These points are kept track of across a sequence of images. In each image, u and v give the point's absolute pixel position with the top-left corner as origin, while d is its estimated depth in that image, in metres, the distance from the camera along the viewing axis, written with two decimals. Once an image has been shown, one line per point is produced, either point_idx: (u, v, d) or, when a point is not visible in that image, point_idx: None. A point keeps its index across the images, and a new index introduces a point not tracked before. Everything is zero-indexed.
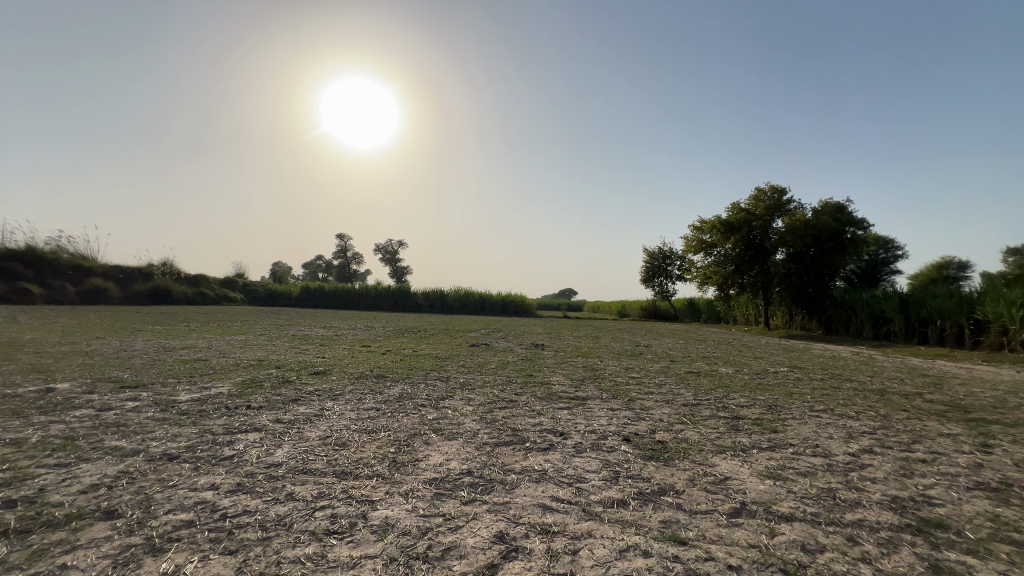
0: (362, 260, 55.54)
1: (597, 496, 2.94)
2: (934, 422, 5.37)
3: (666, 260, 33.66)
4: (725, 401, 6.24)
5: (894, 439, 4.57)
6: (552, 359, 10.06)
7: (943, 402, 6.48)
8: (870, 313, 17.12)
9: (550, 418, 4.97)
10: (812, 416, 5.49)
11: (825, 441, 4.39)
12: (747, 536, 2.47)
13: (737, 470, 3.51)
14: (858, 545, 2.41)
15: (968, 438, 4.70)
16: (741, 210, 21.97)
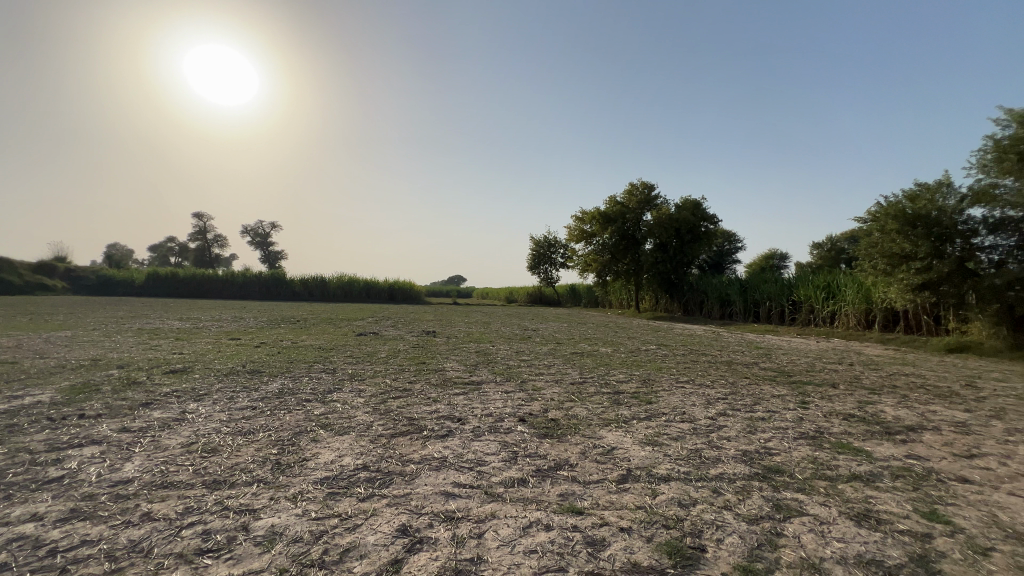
0: (226, 243, 49.30)
1: (497, 477, 2.99)
2: (768, 385, 6.46)
3: (550, 248, 35.30)
4: (607, 378, 6.79)
5: (741, 401, 5.39)
6: (444, 346, 10.02)
7: (773, 369, 7.82)
8: (718, 296, 19.85)
9: (446, 404, 4.93)
10: (678, 387, 6.23)
11: (690, 408, 5.00)
12: (634, 499, 2.70)
13: (621, 439, 3.83)
14: (721, 495, 2.78)
15: (793, 398, 5.70)
16: (618, 204, 23.83)
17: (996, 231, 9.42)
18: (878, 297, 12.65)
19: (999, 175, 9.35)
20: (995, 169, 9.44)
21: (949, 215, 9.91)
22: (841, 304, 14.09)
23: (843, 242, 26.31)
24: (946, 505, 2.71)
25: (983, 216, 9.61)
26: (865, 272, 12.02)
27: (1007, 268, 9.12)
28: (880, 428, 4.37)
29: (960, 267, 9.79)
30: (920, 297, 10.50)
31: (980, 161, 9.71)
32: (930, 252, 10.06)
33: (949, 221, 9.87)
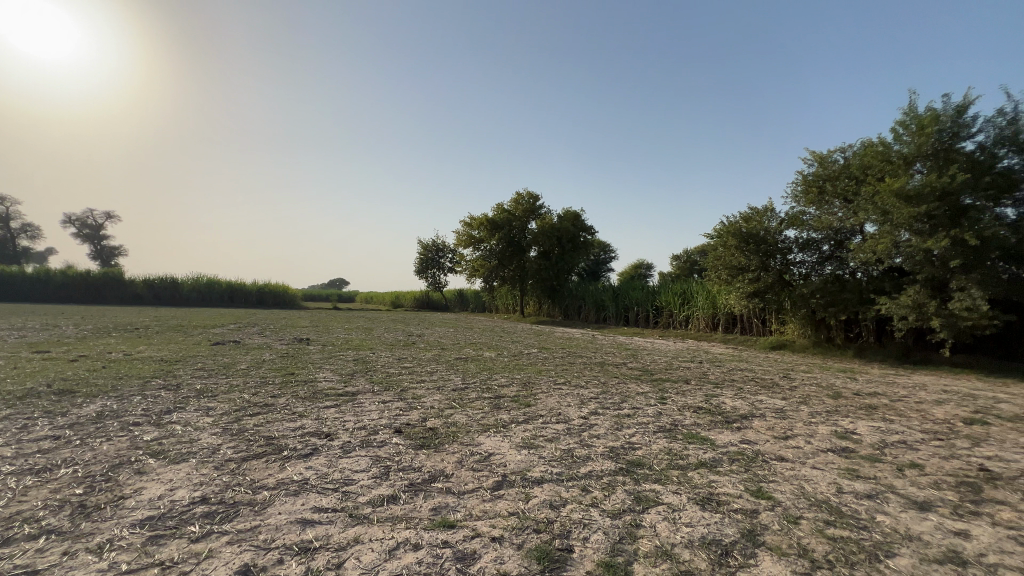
0: (36, 233, 40.17)
1: (365, 496, 2.77)
2: (634, 383, 7.04)
3: (438, 252, 34.87)
4: (489, 382, 6.82)
5: (610, 400, 5.78)
6: (318, 354, 9.24)
7: (638, 368, 8.57)
8: (594, 302, 21.45)
9: (313, 418, 4.49)
10: (555, 388, 6.48)
11: (565, 408, 5.21)
12: (508, 506, 2.69)
13: (499, 445, 3.83)
14: (589, 493, 2.90)
15: (653, 394, 6.28)
16: (505, 211, 24.42)
17: (804, 249, 11.50)
18: (721, 303, 14.69)
19: (806, 205, 11.47)
20: (803, 199, 11.57)
21: (772, 235, 11.87)
22: (693, 309, 16.09)
23: (695, 256, 30.14)
24: (769, 482, 3.15)
25: (795, 237, 11.66)
26: (712, 281, 13.85)
27: (811, 280, 11.22)
28: (721, 417, 5.00)
29: (780, 279, 11.80)
30: (752, 303, 12.44)
31: (793, 192, 11.80)
32: (758, 265, 11.96)
33: (772, 240, 11.82)
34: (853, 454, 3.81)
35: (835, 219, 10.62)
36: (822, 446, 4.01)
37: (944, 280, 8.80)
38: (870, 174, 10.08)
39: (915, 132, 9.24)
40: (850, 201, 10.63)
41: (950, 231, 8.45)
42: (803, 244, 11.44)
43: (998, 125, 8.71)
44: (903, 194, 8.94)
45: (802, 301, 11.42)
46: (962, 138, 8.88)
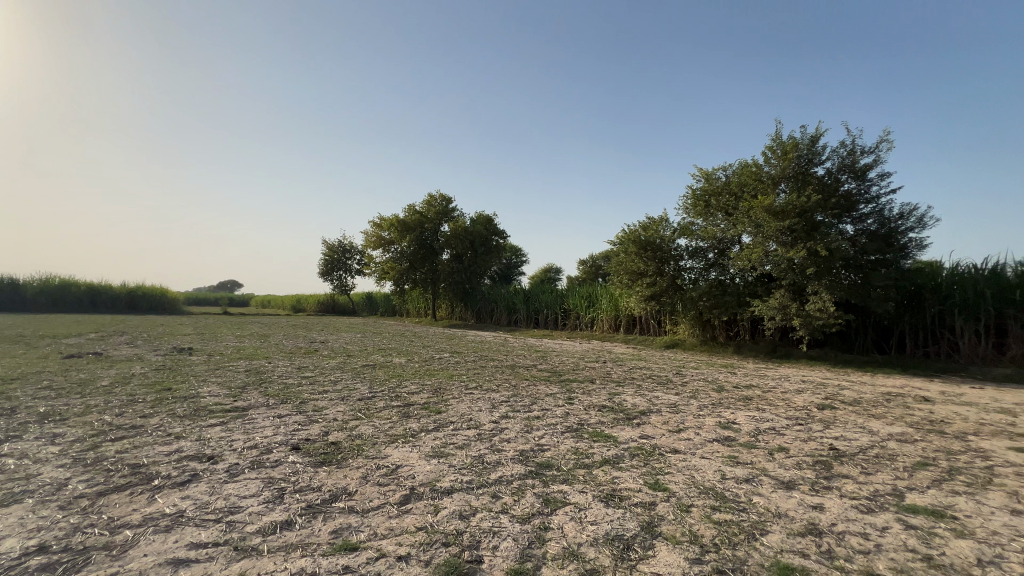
0: None
1: (255, 525, 2.50)
2: (544, 385, 7.23)
3: (345, 253, 33.11)
4: (398, 390, 6.57)
5: (521, 402, 5.86)
6: (202, 365, 8.26)
7: (547, 370, 8.81)
8: (506, 305, 21.79)
9: (194, 439, 3.98)
10: (466, 393, 6.43)
11: (477, 413, 5.18)
12: (416, 520, 2.59)
13: (407, 456, 3.68)
14: (499, 499, 2.89)
15: (561, 395, 6.49)
16: (416, 213, 23.85)
17: (693, 257, 12.66)
18: (623, 305, 15.66)
19: (694, 216, 12.65)
20: (692, 211, 12.74)
21: (666, 243, 12.92)
22: (598, 312, 16.97)
23: (600, 261, 31.82)
24: (664, 474, 3.38)
25: (686, 246, 12.79)
26: (614, 285, 14.72)
27: (698, 284, 12.39)
28: (623, 414, 5.30)
29: (673, 283, 12.88)
30: (650, 306, 13.43)
31: (684, 204, 12.95)
32: (655, 271, 12.95)
33: (667, 248, 12.86)
34: (734, 442, 4.24)
35: (718, 230, 11.84)
36: (709, 437, 4.41)
37: (802, 285, 10.21)
38: (746, 192, 11.38)
39: (781, 156, 10.62)
40: (730, 214, 11.93)
41: (807, 243, 9.83)
42: (693, 251, 12.59)
43: (842, 154, 10.31)
44: (771, 210, 10.23)
45: (691, 304, 12.55)
46: (816, 163, 10.39)
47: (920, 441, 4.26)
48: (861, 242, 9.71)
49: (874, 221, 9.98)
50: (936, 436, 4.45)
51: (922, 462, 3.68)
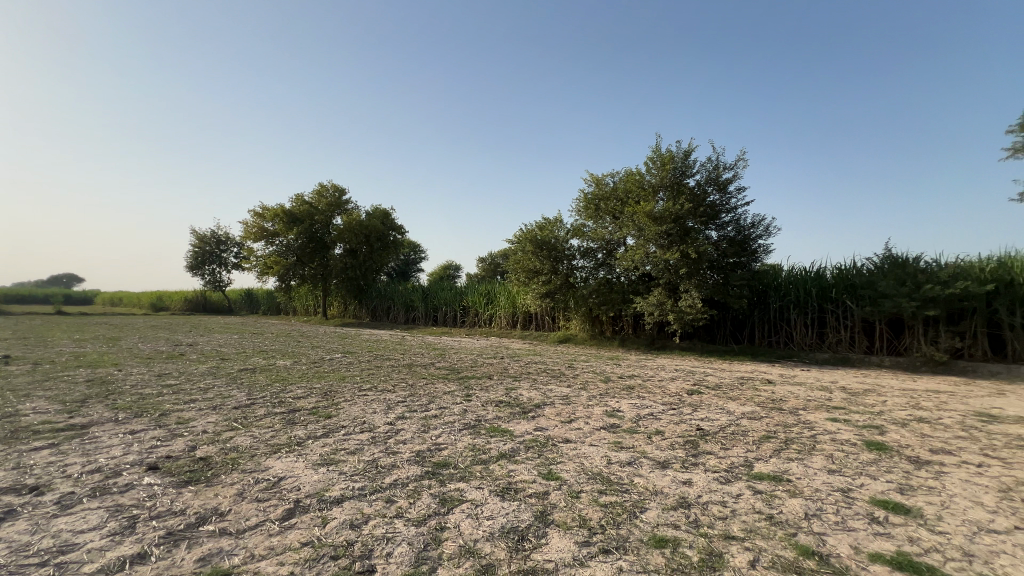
0: None
1: (97, 563, 2.13)
2: (441, 383, 7.15)
3: (219, 244, 29.54)
4: (282, 395, 6.03)
5: (418, 402, 5.73)
6: (24, 377, 6.79)
7: (445, 368, 8.74)
8: (403, 302, 21.17)
9: (11, 468, 3.26)
10: (360, 395, 6.12)
11: (370, 416, 4.96)
12: (301, 535, 2.40)
13: (292, 466, 3.40)
14: (394, 503, 2.80)
15: (459, 392, 6.48)
16: (305, 203, 22.10)
17: (584, 256, 13.42)
18: (520, 303, 16.10)
19: (586, 218, 13.43)
20: (584, 214, 13.50)
21: (560, 243, 13.56)
22: (496, 309, 17.23)
23: (498, 259, 32.29)
24: (557, 464, 3.54)
25: (578, 246, 13.53)
26: (512, 282, 15.06)
27: (589, 282, 13.18)
28: (519, 408, 5.45)
29: (566, 281, 13.54)
30: (545, 302, 13.98)
31: (577, 207, 13.68)
32: (550, 269, 13.51)
33: (560, 248, 13.48)
34: (619, 429, 4.59)
35: (607, 232, 12.72)
36: (597, 425, 4.72)
37: (676, 284, 11.40)
38: (631, 198, 12.35)
39: (660, 167, 11.73)
40: (617, 218, 12.87)
41: (680, 246, 10.98)
42: (584, 252, 13.35)
43: (708, 168, 11.68)
44: (652, 216, 11.25)
45: (582, 301, 13.31)
46: (688, 175, 11.65)
47: (765, 418, 5.00)
48: (722, 247, 11.08)
49: (732, 228, 11.46)
50: (776, 412, 5.26)
51: (767, 435, 4.32)
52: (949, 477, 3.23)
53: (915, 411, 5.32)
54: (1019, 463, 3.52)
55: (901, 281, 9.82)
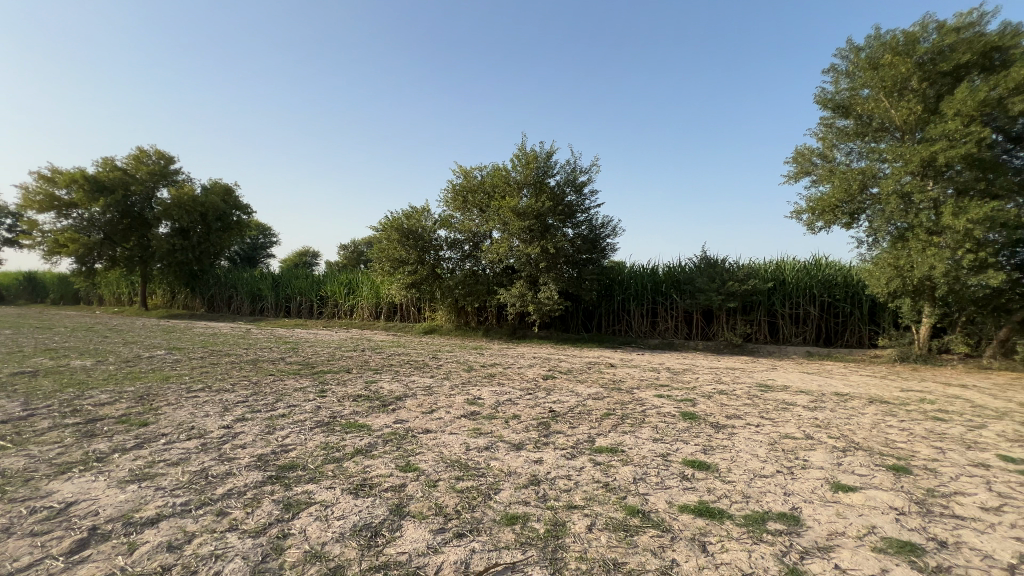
0: None
1: None
2: (292, 379, 6.54)
3: None
4: (77, 402, 4.90)
5: (262, 401, 5.15)
6: None
7: (298, 362, 8.02)
8: (249, 290, 18.85)
9: None
10: (187, 397, 5.27)
11: (201, 420, 4.31)
12: (97, 570, 1.99)
13: (88, 487, 2.80)
14: (227, 516, 2.49)
15: (313, 388, 6.00)
16: (116, 169, 18.20)
17: (451, 248, 13.44)
18: (384, 293, 15.48)
19: (453, 210, 13.44)
20: (451, 205, 13.50)
21: (427, 233, 13.35)
22: (358, 299, 16.33)
23: (362, 247, 30.53)
24: (415, 455, 3.51)
25: (445, 237, 13.49)
26: (376, 271, 14.39)
27: (455, 274, 13.22)
28: (378, 402, 5.25)
29: (432, 272, 13.41)
30: (411, 293, 13.69)
31: (445, 197, 13.60)
32: (416, 259, 13.24)
33: (427, 238, 13.29)
34: (478, 416, 4.72)
35: (473, 224, 12.93)
36: (457, 413, 4.80)
37: (536, 277, 12.10)
38: (497, 192, 12.69)
39: (524, 165, 12.27)
40: (484, 211, 13.13)
41: (540, 241, 11.68)
42: (451, 243, 13.36)
43: (566, 170, 12.57)
44: (516, 211, 11.74)
45: (448, 292, 13.32)
46: (549, 175, 12.41)
47: (606, 398, 5.61)
48: (577, 244, 12.05)
49: (586, 227, 12.50)
50: (616, 392, 5.94)
51: (607, 413, 4.86)
52: (737, 437, 4.01)
53: (718, 385, 6.48)
54: (782, 421, 4.53)
55: (712, 278, 11.78)
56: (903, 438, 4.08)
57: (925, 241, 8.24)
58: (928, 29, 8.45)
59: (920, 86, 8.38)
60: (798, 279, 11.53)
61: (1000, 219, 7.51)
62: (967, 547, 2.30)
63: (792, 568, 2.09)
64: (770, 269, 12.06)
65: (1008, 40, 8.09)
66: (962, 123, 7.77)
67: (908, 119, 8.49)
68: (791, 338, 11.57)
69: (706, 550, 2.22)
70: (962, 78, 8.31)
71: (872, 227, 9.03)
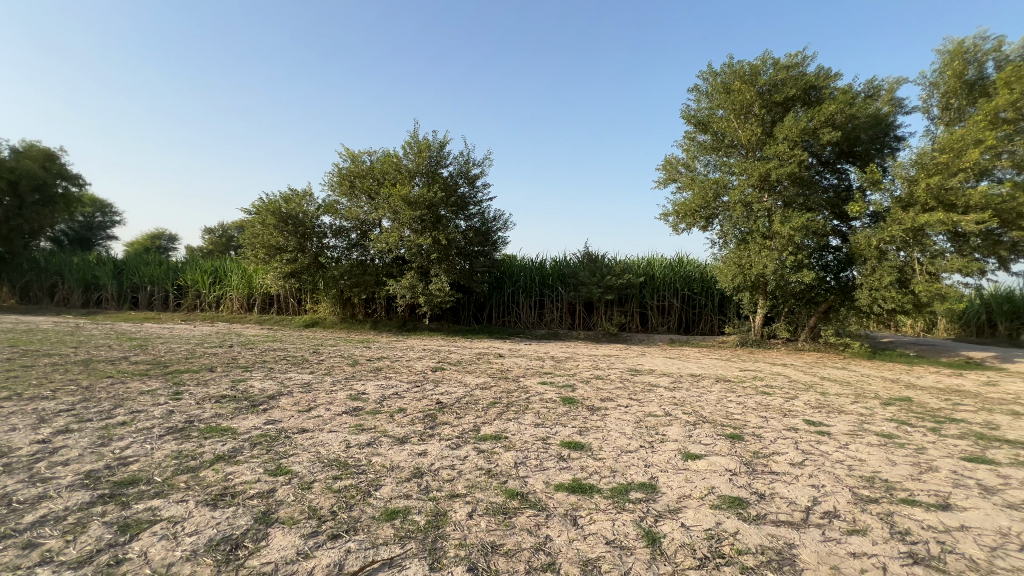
0: None
1: None
2: (137, 382, 5.62)
3: None
4: None
5: (95, 408, 4.36)
6: None
7: (145, 362, 6.92)
8: (80, 279, 15.70)
9: None
10: None
11: (4, 436, 3.51)
12: None
13: None
14: (38, 547, 2.08)
15: (164, 390, 5.23)
16: None
17: (336, 236, 12.63)
18: (258, 283, 14.03)
19: (339, 195, 12.63)
20: (337, 190, 12.66)
21: (309, 219, 12.36)
22: (227, 289, 14.58)
23: (232, 231, 27.23)
24: (288, 457, 3.26)
25: (330, 224, 12.63)
26: (248, 259, 12.97)
27: (341, 263, 12.45)
28: (247, 402, 4.76)
29: (315, 261, 12.47)
30: (289, 283, 12.58)
31: (330, 181, 12.71)
32: (296, 247, 12.19)
33: (309, 224, 12.31)
34: (361, 411, 4.53)
35: (361, 212, 12.29)
36: (338, 410, 4.54)
37: (427, 268, 11.91)
38: (387, 179, 12.17)
39: (417, 153, 11.96)
40: (373, 198, 12.54)
41: (432, 232, 11.50)
42: (336, 230, 12.55)
43: (460, 162, 12.53)
44: (407, 200, 11.42)
45: (333, 282, 12.52)
46: (442, 165, 12.26)
47: (494, 387, 5.75)
48: (469, 236, 12.10)
49: (478, 220, 12.57)
50: (503, 381, 6.12)
51: (493, 402, 4.98)
52: (609, 418, 4.38)
53: (595, 371, 7.01)
54: (646, 401, 5.06)
55: (593, 273, 12.67)
56: (739, 410, 4.82)
57: (761, 244, 9.75)
58: (767, 64, 9.95)
59: (760, 112, 9.86)
60: (665, 275, 12.91)
61: (812, 228, 9.17)
62: (778, 497, 2.79)
63: (647, 531, 2.35)
64: (642, 265, 13.31)
65: (822, 81, 9.87)
66: (788, 146, 9.31)
67: (751, 139, 9.91)
68: (657, 327, 12.95)
69: (576, 524, 2.40)
70: (790, 108, 9.94)
71: (722, 231, 10.42)
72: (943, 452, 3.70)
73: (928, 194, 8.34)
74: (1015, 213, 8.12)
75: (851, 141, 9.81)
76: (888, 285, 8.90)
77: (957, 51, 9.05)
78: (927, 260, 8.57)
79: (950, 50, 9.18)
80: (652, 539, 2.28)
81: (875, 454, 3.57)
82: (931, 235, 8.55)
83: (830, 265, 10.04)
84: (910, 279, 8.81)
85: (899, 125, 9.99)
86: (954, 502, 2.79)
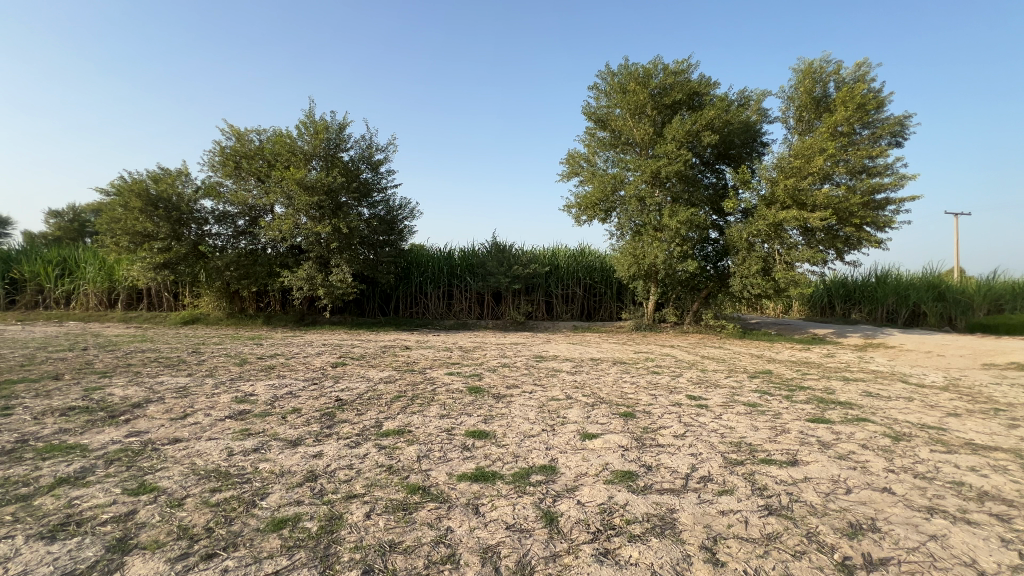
0: None
1: None
2: None
3: None
4: None
5: None
6: None
7: None
8: None
9: None
10: None
11: None
12: None
13: None
14: None
15: None
16: None
17: (219, 222, 11.33)
18: (122, 275, 12.15)
19: (223, 176, 11.35)
20: (220, 170, 11.36)
21: (184, 203, 10.91)
22: (80, 282, 12.43)
23: (88, 215, 23.12)
24: (155, 473, 2.86)
25: (211, 208, 11.29)
26: (107, 246, 11.17)
27: (225, 254, 11.23)
28: (104, 413, 4.11)
29: (194, 250, 11.09)
30: (161, 276, 11.07)
31: (211, 161, 11.37)
32: (169, 234, 10.76)
33: (186, 208, 10.90)
34: (249, 415, 4.12)
35: (249, 195, 11.14)
36: (220, 415, 4.09)
37: (327, 258, 11.17)
38: (279, 161, 11.15)
39: (313, 134, 11.12)
40: (263, 180, 11.43)
41: (332, 220, 10.81)
42: (219, 216, 11.25)
43: (361, 146, 11.87)
44: (303, 184, 10.60)
45: (216, 274, 11.24)
46: (342, 149, 11.51)
47: (398, 380, 5.58)
48: (373, 225, 11.57)
49: (382, 207, 11.99)
50: (408, 374, 5.95)
51: (397, 396, 4.83)
52: (513, 404, 4.46)
53: (502, 359, 7.11)
54: (549, 386, 5.24)
55: (501, 262, 12.82)
56: (632, 390, 5.19)
57: (652, 236, 10.54)
58: (657, 69, 10.70)
59: (652, 113, 10.63)
60: (568, 265, 13.46)
61: (695, 222, 10.11)
62: (663, 467, 3.05)
63: (546, 512, 2.43)
64: (547, 256, 13.75)
65: (703, 88, 10.85)
66: (676, 146, 10.15)
67: (644, 138, 10.63)
68: (561, 315, 13.48)
69: (478, 512, 2.42)
70: (677, 111, 10.81)
71: (619, 223, 11.12)
72: (793, 416, 4.32)
73: (785, 194, 9.62)
74: (848, 212, 9.64)
75: (726, 144, 10.95)
76: (755, 273, 10.14)
77: (807, 71, 10.47)
78: (785, 251, 9.91)
79: (803, 69, 10.57)
80: (550, 519, 2.37)
81: (742, 421, 4.06)
82: (788, 230, 9.89)
83: (710, 255, 11.15)
84: (772, 267, 10.11)
85: (764, 133, 11.34)
86: (800, 457, 3.26)
